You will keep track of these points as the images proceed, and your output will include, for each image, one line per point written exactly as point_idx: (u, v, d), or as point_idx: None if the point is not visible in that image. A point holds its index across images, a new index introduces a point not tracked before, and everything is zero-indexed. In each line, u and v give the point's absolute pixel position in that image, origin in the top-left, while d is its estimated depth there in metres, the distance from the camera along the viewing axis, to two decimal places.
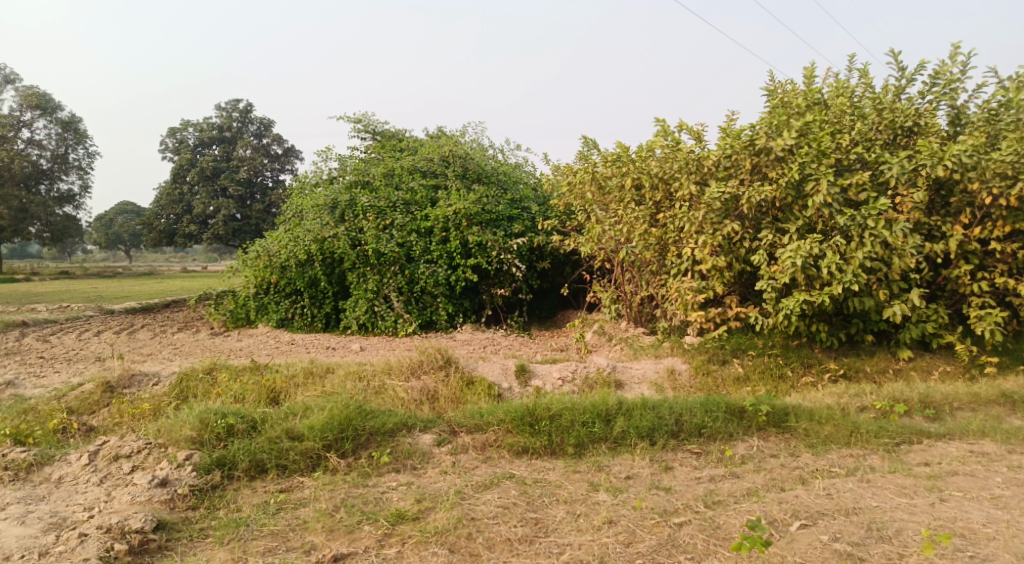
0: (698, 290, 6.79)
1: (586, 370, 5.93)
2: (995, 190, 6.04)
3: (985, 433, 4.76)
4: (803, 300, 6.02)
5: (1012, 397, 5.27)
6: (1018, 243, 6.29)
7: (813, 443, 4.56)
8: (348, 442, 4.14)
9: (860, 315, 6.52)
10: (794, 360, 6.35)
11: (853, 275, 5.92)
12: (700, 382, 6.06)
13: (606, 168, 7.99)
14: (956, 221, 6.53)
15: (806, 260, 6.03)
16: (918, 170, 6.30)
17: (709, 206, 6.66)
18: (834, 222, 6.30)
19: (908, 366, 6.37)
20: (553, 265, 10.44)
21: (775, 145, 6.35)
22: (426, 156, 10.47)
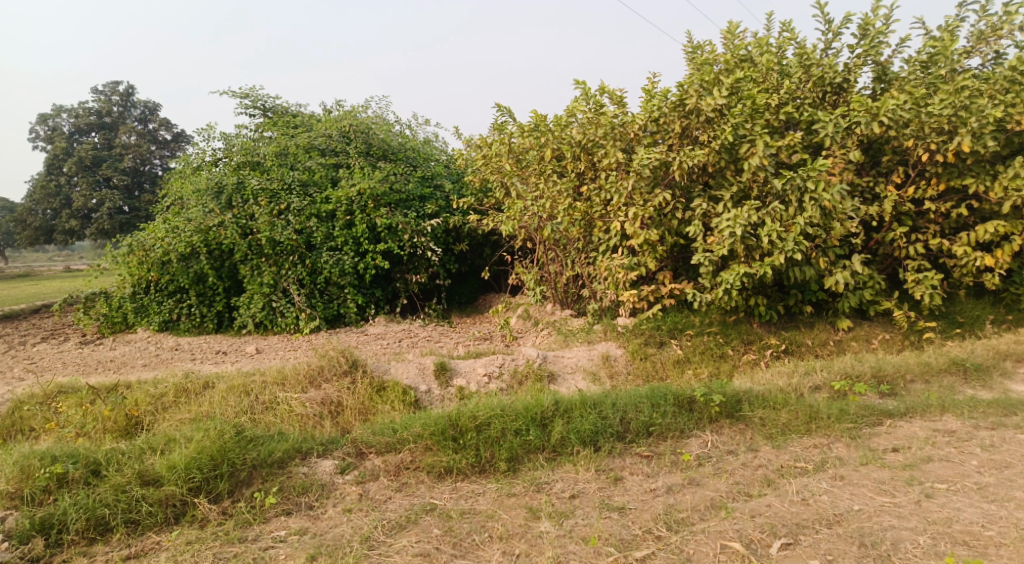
0: (630, 267, 6.20)
1: (514, 364, 5.24)
2: (930, 146, 5.75)
3: (945, 408, 4.41)
4: (743, 273, 5.55)
5: (962, 366, 4.99)
6: (951, 203, 6.06)
7: (771, 434, 4.06)
8: (223, 482, 3.29)
9: (799, 286, 6.13)
10: (734, 337, 5.86)
11: (795, 243, 5.48)
12: (639, 368, 5.49)
13: (523, 137, 7.28)
14: (889, 181, 6.24)
15: (745, 230, 5.55)
16: (851, 128, 5.94)
17: (638, 175, 6.06)
18: (770, 186, 5.84)
19: (848, 337, 6.04)
20: (472, 248, 9.68)
21: (705, 104, 5.80)
22: (324, 132, 9.44)
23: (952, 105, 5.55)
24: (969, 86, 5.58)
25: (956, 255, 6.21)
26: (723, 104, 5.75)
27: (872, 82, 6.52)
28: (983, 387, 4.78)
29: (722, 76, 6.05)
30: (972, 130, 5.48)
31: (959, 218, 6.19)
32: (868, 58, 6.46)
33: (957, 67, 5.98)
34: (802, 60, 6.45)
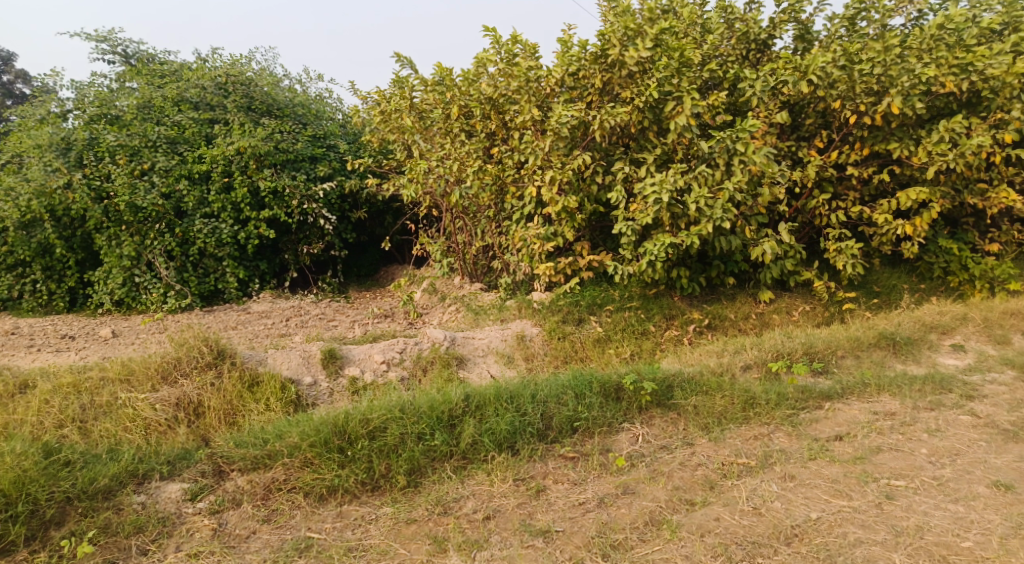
0: (546, 236, 5.61)
1: (417, 349, 4.56)
2: (856, 108, 5.48)
3: (883, 387, 4.11)
4: (668, 243, 5.08)
5: (891, 339, 4.75)
6: (872, 168, 5.85)
7: (707, 424, 3.61)
8: (18, 525, 2.49)
9: (722, 256, 5.73)
10: (656, 312, 5.39)
11: (723, 210, 5.04)
12: (557, 348, 4.95)
13: (425, 91, 6.46)
14: (811, 145, 5.96)
15: (671, 195, 5.07)
16: (777, 87, 5.57)
17: (555, 134, 5.44)
18: (695, 148, 5.39)
19: (770, 310, 5.66)
20: (371, 216, 8.80)
21: (628, 56, 5.25)
22: (196, 82, 8.23)
23: (879, 66, 5.31)
24: (897, 45, 5.33)
25: (875, 223, 6.03)
26: (647, 57, 5.22)
27: (794, 40, 6.18)
28: (913, 362, 4.56)
29: (646, 25, 5.45)
30: (902, 91, 5.27)
31: (878, 184, 6.00)
32: (792, 13, 6.11)
33: (882, 25, 5.72)
34: (725, 14, 6.01)
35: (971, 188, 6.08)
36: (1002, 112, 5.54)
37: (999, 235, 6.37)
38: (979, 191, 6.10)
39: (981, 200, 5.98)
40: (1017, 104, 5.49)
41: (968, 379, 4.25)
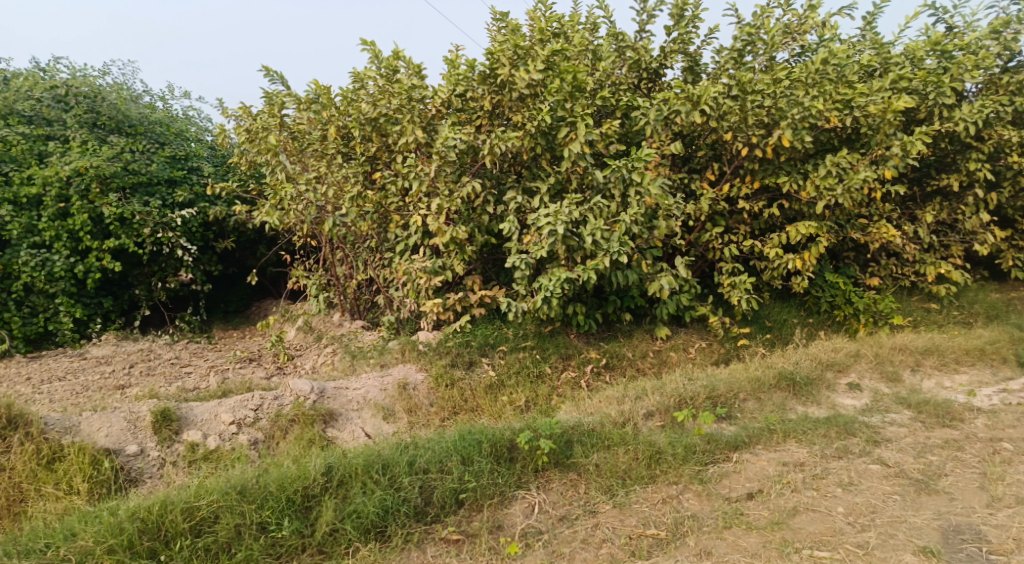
0: (433, 271, 5.07)
1: (277, 405, 3.88)
2: (748, 140, 5.37)
3: (788, 433, 3.85)
4: (564, 279, 4.69)
5: (791, 379, 4.55)
6: (763, 202, 5.78)
7: (610, 487, 3.17)
8: None
9: (619, 292, 5.40)
10: (552, 352, 4.95)
11: (620, 244, 4.72)
12: (444, 397, 4.39)
13: (297, 109, 5.81)
14: (703, 178, 5.82)
15: (567, 227, 4.69)
16: (670, 118, 5.39)
17: (442, 159, 4.96)
18: (590, 177, 5.06)
19: (666, 347, 5.35)
20: (239, 246, 7.91)
21: (519, 78, 4.88)
22: (28, 93, 7.12)
23: (768, 98, 5.24)
24: (786, 78, 5.29)
25: (765, 257, 5.93)
26: (539, 79, 4.87)
27: (683, 71, 6.08)
28: (813, 404, 4.37)
29: (537, 46, 5.12)
30: (791, 124, 5.21)
31: (767, 218, 5.93)
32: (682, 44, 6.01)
33: (770, 59, 5.71)
34: (616, 42, 5.81)
35: (852, 223, 6.15)
36: (881, 149, 5.62)
37: (877, 269, 6.50)
38: (859, 226, 6.17)
39: (862, 235, 6.04)
40: (894, 142, 5.60)
41: (868, 421, 4.10)
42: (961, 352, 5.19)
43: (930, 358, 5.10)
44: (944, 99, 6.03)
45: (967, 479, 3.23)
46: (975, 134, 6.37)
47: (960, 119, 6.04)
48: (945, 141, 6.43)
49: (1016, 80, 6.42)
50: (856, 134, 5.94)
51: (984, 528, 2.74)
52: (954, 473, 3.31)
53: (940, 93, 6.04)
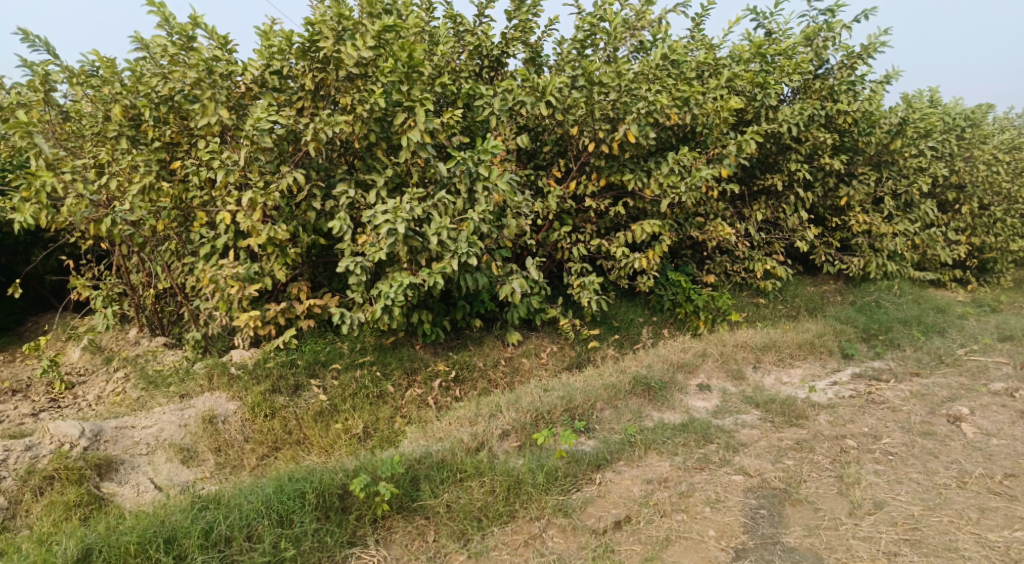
0: (250, 278, 4.28)
1: (29, 459, 3.01)
2: (595, 135, 5.13)
3: (649, 445, 3.59)
4: (406, 284, 4.12)
5: (645, 384, 4.34)
6: (609, 200, 5.59)
7: (463, 531, 2.71)
8: None
9: (467, 296, 4.93)
10: (394, 367, 4.35)
11: (468, 244, 4.25)
12: (261, 431, 3.67)
13: (67, 82, 4.70)
14: (549, 174, 5.53)
15: (408, 226, 4.12)
16: (514, 109, 5.02)
17: (255, 145, 4.19)
18: (432, 170, 4.53)
19: (517, 354, 4.97)
20: (3, 250, 6.42)
21: (345, 54, 4.24)
22: None
23: (613, 91, 5.03)
24: (630, 71, 5.13)
25: (612, 256, 5.74)
26: (369, 58, 4.27)
27: (526, 61, 5.74)
28: (668, 409, 4.18)
29: (367, 21, 4.52)
30: (637, 118, 5.04)
31: (613, 217, 5.74)
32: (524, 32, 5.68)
33: (613, 52, 5.54)
34: (454, 25, 5.35)
35: (691, 221, 6.16)
36: (718, 148, 5.65)
37: (713, 266, 6.59)
38: (698, 225, 6.21)
39: (701, 233, 6.08)
40: (730, 141, 5.66)
41: (723, 425, 3.97)
42: (794, 346, 5.34)
43: (769, 354, 5.19)
44: (769, 101, 6.23)
45: (825, 485, 3.14)
46: (794, 137, 6.71)
47: (783, 120, 6.29)
48: (770, 143, 6.69)
49: (827, 87, 6.83)
50: (692, 132, 5.86)
51: (854, 543, 2.62)
52: (811, 479, 3.22)
53: (767, 95, 6.23)
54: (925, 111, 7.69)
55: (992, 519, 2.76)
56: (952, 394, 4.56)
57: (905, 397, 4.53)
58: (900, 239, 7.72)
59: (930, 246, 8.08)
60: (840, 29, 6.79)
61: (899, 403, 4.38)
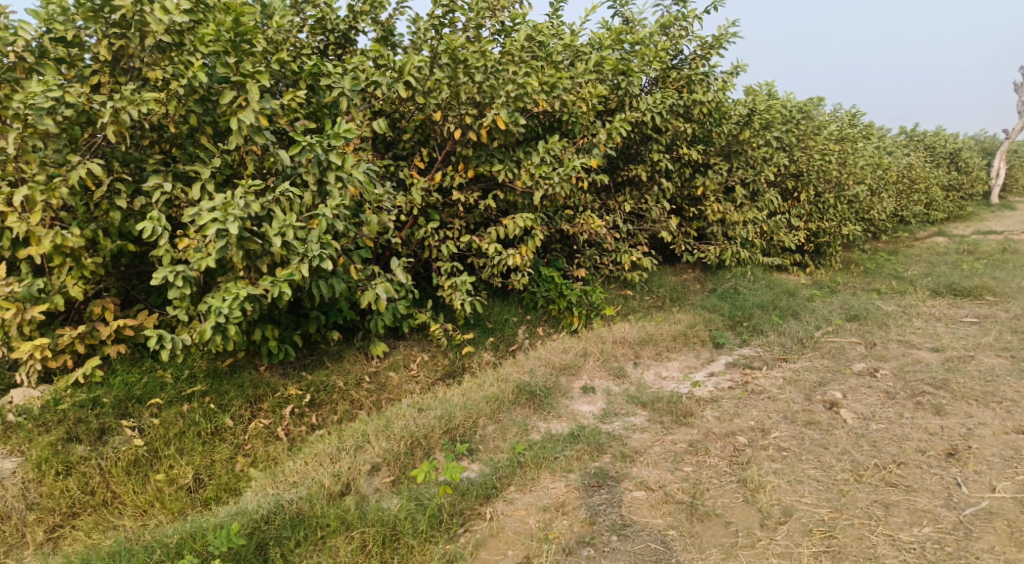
0: (33, 298, 3.36)
1: None
2: (460, 120, 4.64)
3: (540, 463, 3.19)
4: (245, 296, 3.41)
5: (529, 392, 3.94)
6: (477, 193, 5.12)
7: None
8: None
9: (321, 305, 4.27)
10: (233, 396, 3.62)
11: (320, 245, 3.62)
12: (51, 495, 2.93)
13: None
14: (410, 165, 4.98)
15: (244, 226, 3.41)
16: (368, 90, 4.42)
17: (34, 130, 3.29)
18: (272, 159, 3.82)
19: (384, 367, 4.40)
20: None
21: (152, 17, 3.43)
22: None
23: (478, 74, 4.57)
24: (494, 52, 4.70)
25: (482, 254, 5.29)
26: (184, 22, 3.50)
27: (377, 39, 5.12)
28: (554, 418, 3.80)
29: None
30: (505, 103, 4.61)
31: (482, 211, 5.29)
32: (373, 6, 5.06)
33: (473, 32, 5.09)
34: None
35: (560, 214, 5.88)
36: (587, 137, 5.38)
37: (583, 259, 6.33)
38: (566, 218, 5.94)
39: (571, 227, 5.81)
40: (597, 129, 5.43)
41: (612, 432, 3.67)
42: (669, 338, 5.19)
43: (646, 349, 5.00)
44: (633, 89, 6.08)
45: (729, 493, 2.91)
46: (655, 127, 6.66)
47: (646, 109, 6.19)
48: (632, 132, 6.56)
49: (684, 77, 6.84)
50: (558, 121, 5.51)
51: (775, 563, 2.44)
52: (714, 486, 2.98)
53: (630, 83, 6.08)
54: (768, 103, 7.99)
55: (899, 515, 2.65)
56: (821, 378, 4.59)
57: (780, 384, 4.49)
58: (751, 227, 7.95)
59: (776, 232, 8.42)
60: (693, 20, 6.82)
61: (777, 392, 4.31)
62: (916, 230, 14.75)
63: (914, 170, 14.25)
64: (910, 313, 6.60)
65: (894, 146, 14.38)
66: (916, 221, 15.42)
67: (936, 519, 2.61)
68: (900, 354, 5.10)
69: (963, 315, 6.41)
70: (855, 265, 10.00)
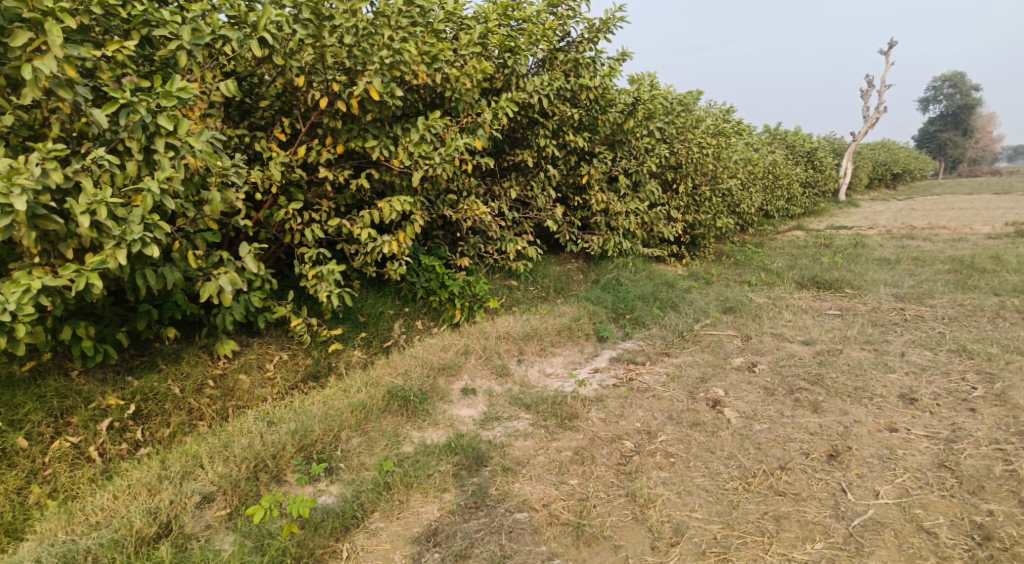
0: None
1: None
2: (326, 87, 4.08)
3: (411, 482, 2.82)
4: (44, 288, 2.77)
5: (402, 398, 3.52)
6: (348, 171, 4.57)
7: None
8: None
9: (154, 298, 3.66)
10: (28, 411, 3.14)
11: (145, 227, 3.01)
12: None
13: None
14: (269, 137, 4.36)
15: (42, 200, 2.75)
16: (215, 46, 3.79)
17: None
18: (84, 119, 3.13)
19: (232, 369, 3.89)
20: None
21: None
22: None
23: (348, 35, 4.04)
24: (368, 12, 4.17)
25: (354, 240, 4.77)
26: None
27: None
28: (429, 426, 3.41)
29: None
30: (378, 71, 4.11)
31: (354, 192, 4.75)
32: None
33: None
34: None
35: (442, 198, 5.47)
36: (470, 116, 5.00)
37: (467, 248, 5.91)
38: (448, 203, 5.51)
39: (454, 213, 5.39)
40: (482, 109, 5.05)
41: (494, 440, 3.34)
42: (554, 333, 4.94)
43: (531, 344, 4.72)
44: (519, 69, 5.76)
45: (618, 509, 2.70)
46: (541, 110, 6.38)
47: (533, 91, 5.88)
48: (518, 115, 6.24)
49: (570, 59, 6.60)
50: (440, 98, 5.07)
51: None
52: (601, 501, 2.75)
53: (516, 62, 5.74)
54: (651, 93, 7.96)
55: (791, 530, 2.56)
56: (703, 373, 4.50)
57: (664, 381, 4.34)
58: (633, 217, 7.91)
59: (656, 223, 8.45)
60: (581, 2, 6.58)
61: (661, 389, 4.16)
62: (778, 224, 15.61)
63: (778, 168, 15.03)
64: (779, 306, 6.80)
65: (761, 144, 15.08)
66: (778, 216, 16.34)
67: (827, 533, 2.54)
68: (774, 348, 5.16)
69: (826, 308, 6.67)
70: (727, 257, 10.32)
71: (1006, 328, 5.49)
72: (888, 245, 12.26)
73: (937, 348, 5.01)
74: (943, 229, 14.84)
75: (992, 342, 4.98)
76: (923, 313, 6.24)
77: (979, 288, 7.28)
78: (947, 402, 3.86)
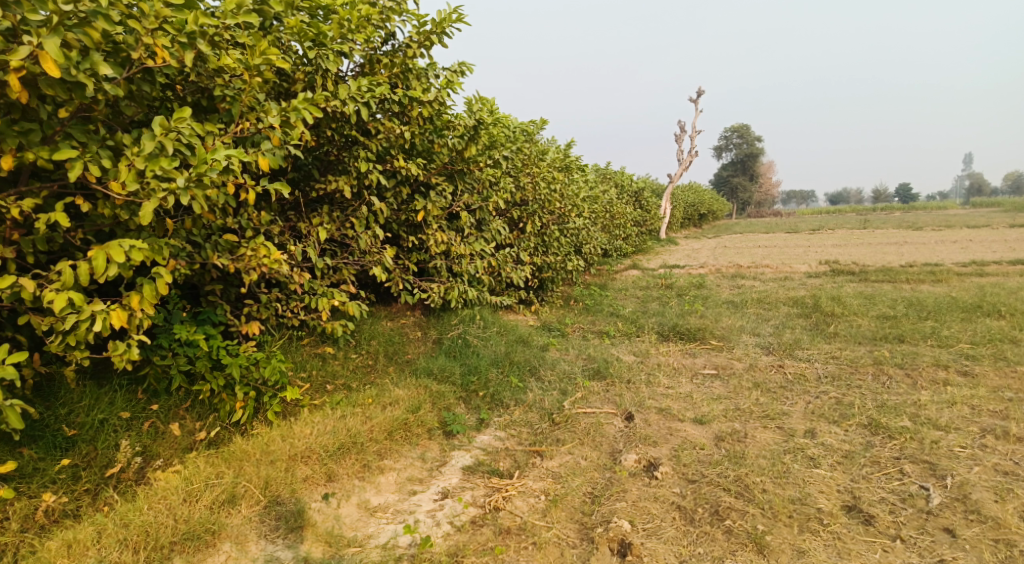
0: None
1: None
2: None
3: None
4: None
5: None
6: (33, 198, 2.78)
7: None
8: None
9: None
10: None
11: None
12: None
13: None
14: None
15: None
16: None
17: None
18: None
19: None
20: None
21: None
22: None
23: None
24: None
25: (50, 311, 2.97)
26: None
27: None
28: None
29: None
30: (62, 32, 2.43)
31: (50, 232, 2.96)
32: None
33: None
34: None
35: (214, 240, 3.78)
36: (248, 121, 3.40)
37: (257, 309, 4.22)
38: (225, 246, 3.82)
39: (230, 262, 3.72)
40: (266, 112, 3.44)
41: None
42: (382, 437, 3.43)
43: (346, 461, 3.20)
44: (326, 67, 4.24)
45: None
46: (361, 125, 4.86)
47: (348, 98, 4.37)
48: (327, 130, 4.68)
49: (396, 65, 5.16)
50: (200, 91, 3.40)
51: None
52: None
53: (321, 56, 4.23)
54: (493, 118, 6.74)
55: None
56: (592, 486, 3.23)
57: (543, 508, 3.01)
58: (478, 261, 6.62)
59: (503, 267, 7.20)
60: None
61: (542, 526, 2.85)
62: (614, 264, 15.24)
63: (614, 206, 14.69)
64: (650, 366, 5.81)
65: (597, 182, 14.69)
66: (614, 255, 16.02)
67: None
68: (668, 433, 4.03)
69: (700, 367, 5.78)
70: (575, 301, 9.38)
71: (898, 389, 4.87)
72: (723, 285, 12.17)
73: (846, 422, 4.17)
74: (765, 267, 15.29)
75: (901, 412, 4.24)
76: (804, 371, 5.52)
77: (840, 336, 6.87)
78: (909, 518, 2.95)
